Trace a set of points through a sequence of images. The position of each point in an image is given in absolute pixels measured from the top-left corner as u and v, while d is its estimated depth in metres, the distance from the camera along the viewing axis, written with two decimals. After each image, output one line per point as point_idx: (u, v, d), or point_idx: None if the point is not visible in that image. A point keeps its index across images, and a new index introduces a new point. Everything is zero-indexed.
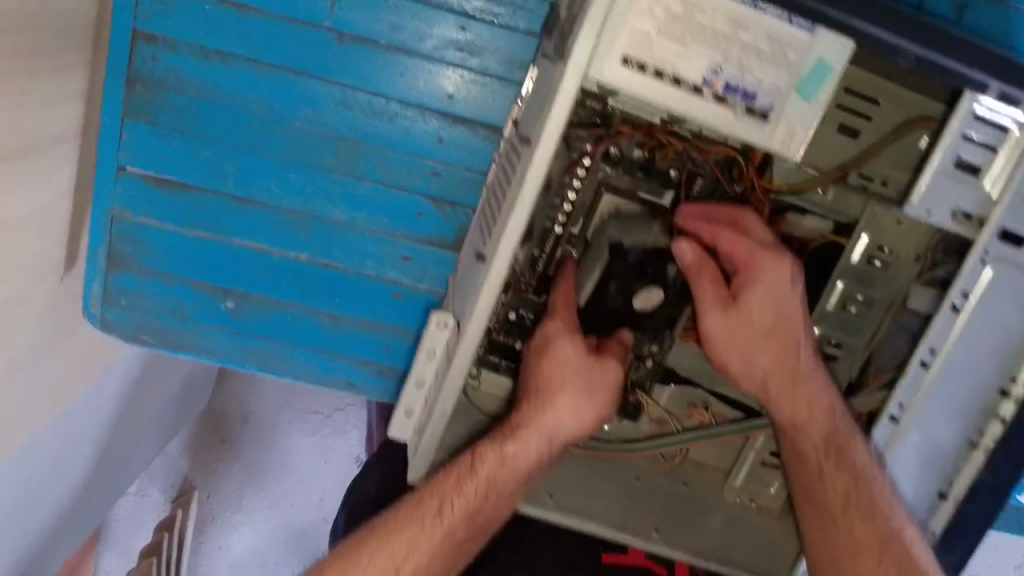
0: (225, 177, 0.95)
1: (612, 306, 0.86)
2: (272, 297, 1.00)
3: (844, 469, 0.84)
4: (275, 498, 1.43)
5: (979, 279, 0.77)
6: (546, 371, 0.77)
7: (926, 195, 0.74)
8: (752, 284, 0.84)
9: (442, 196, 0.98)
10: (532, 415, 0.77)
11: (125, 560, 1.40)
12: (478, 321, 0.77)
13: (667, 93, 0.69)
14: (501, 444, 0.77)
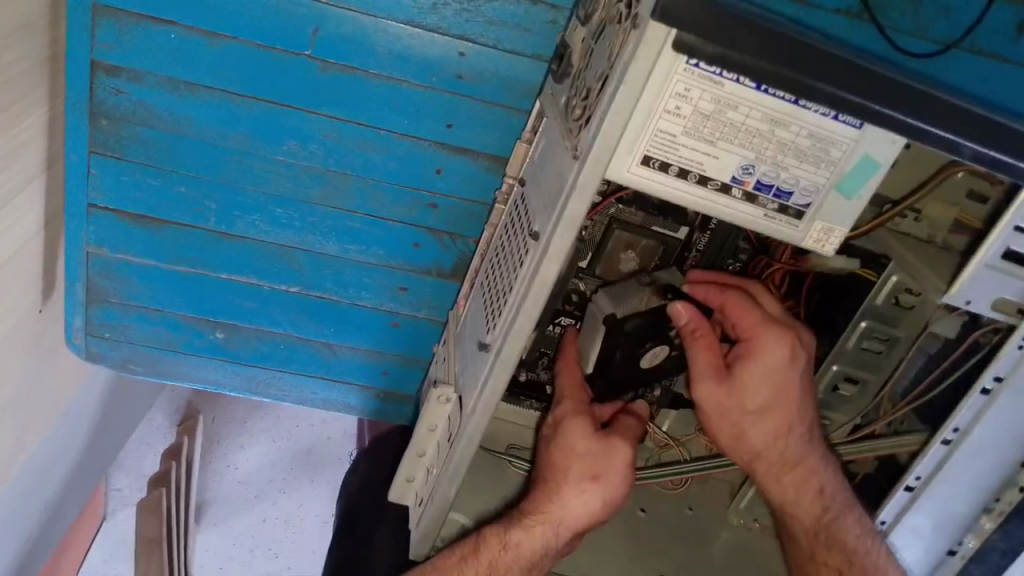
0: (206, 212, 0.88)
1: (619, 375, 0.76)
2: (263, 328, 0.96)
3: (837, 552, 0.80)
4: (280, 419, 1.37)
5: (1013, 364, 0.72)
6: (551, 461, 0.74)
7: (967, 286, 0.70)
8: (753, 356, 0.74)
9: (441, 227, 0.91)
10: (539, 503, 0.73)
11: (136, 482, 1.30)
12: (477, 422, 0.69)
13: (690, 192, 0.61)
14: (506, 529, 0.75)
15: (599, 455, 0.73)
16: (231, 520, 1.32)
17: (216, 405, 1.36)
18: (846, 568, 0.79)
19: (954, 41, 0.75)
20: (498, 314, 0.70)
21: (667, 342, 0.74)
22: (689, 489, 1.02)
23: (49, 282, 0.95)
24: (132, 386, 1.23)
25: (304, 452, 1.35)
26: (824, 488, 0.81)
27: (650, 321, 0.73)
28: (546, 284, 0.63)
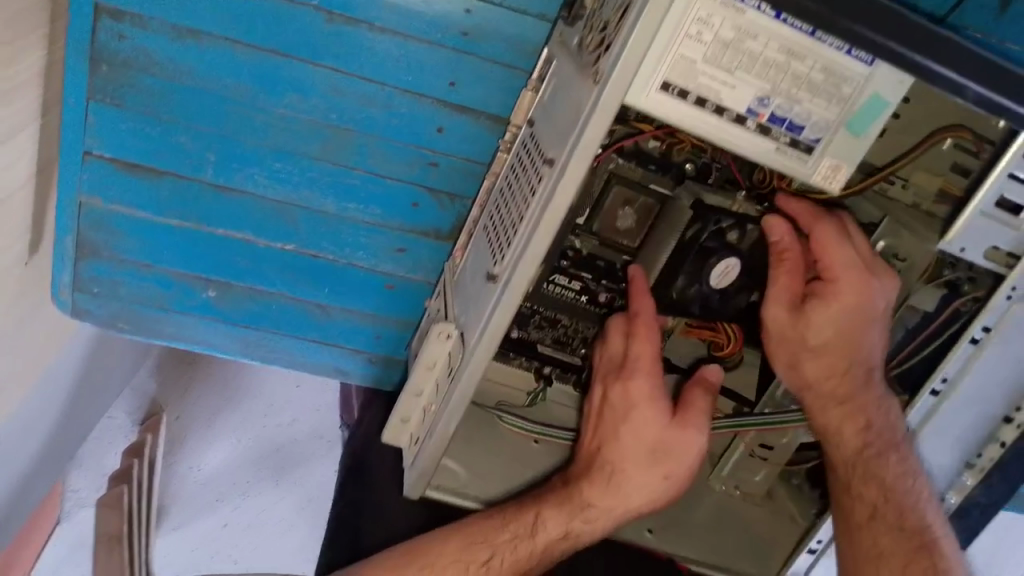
0: (204, 163, 0.87)
1: (693, 292, 0.77)
2: (256, 287, 0.94)
3: (874, 485, 0.77)
4: (249, 421, 1.33)
5: (1000, 316, 0.75)
6: (621, 450, 0.77)
7: (962, 234, 0.72)
8: (827, 300, 0.73)
9: (440, 187, 0.92)
10: (601, 495, 0.77)
11: (95, 481, 1.25)
12: (485, 346, 0.71)
13: (724, 130, 0.64)
14: (568, 517, 0.77)
15: (666, 438, 0.76)
16: (191, 523, 1.26)
17: (182, 404, 1.32)
18: (882, 504, 0.76)
19: (944, 8, 0.78)
20: (504, 245, 0.72)
21: (737, 252, 0.76)
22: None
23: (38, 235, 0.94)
24: (98, 381, 1.19)
25: (274, 450, 1.33)
26: (870, 423, 0.77)
27: (733, 223, 0.76)
28: (561, 210, 0.66)
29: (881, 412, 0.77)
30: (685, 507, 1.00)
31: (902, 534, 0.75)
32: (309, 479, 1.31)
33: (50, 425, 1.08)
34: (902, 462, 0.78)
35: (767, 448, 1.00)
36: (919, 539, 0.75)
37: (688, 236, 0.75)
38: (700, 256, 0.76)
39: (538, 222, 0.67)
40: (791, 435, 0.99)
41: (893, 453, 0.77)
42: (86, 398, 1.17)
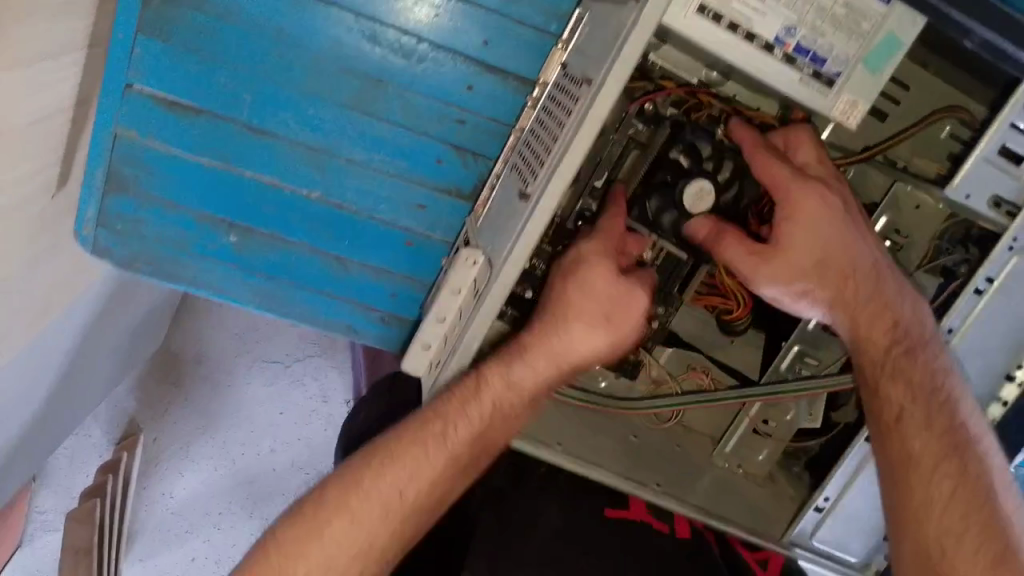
0: (240, 104, 0.90)
1: (667, 220, 0.80)
2: (279, 235, 0.96)
3: (901, 383, 0.78)
4: (223, 447, 1.58)
5: (1002, 268, 0.79)
6: (564, 297, 0.76)
7: (967, 180, 0.77)
8: (793, 214, 0.77)
9: (465, 145, 0.95)
10: (543, 338, 0.76)
11: (62, 500, 1.50)
12: (514, 262, 0.73)
13: (753, 57, 0.69)
14: (509, 366, 0.77)
15: (617, 295, 0.75)
16: (155, 556, 1.53)
17: (159, 426, 1.57)
18: (911, 401, 0.77)
19: None
20: (536, 166, 0.75)
21: (704, 173, 0.78)
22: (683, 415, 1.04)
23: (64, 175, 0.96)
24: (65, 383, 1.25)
25: (244, 481, 1.59)
26: (899, 321, 0.79)
27: (709, 144, 0.79)
28: (598, 121, 0.69)
29: (915, 321, 0.79)
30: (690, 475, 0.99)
31: (931, 434, 0.76)
32: (273, 510, 1.58)
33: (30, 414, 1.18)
34: (928, 363, 0.78)
35: (770, 425, 1.02)
36: (950, 439, 0.75)
37: (666, 160, 0.80)
38: (675, 173, 0.79)
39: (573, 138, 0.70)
40: (794, 409, 1.02)
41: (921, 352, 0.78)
42: (61, 394, 1.26)
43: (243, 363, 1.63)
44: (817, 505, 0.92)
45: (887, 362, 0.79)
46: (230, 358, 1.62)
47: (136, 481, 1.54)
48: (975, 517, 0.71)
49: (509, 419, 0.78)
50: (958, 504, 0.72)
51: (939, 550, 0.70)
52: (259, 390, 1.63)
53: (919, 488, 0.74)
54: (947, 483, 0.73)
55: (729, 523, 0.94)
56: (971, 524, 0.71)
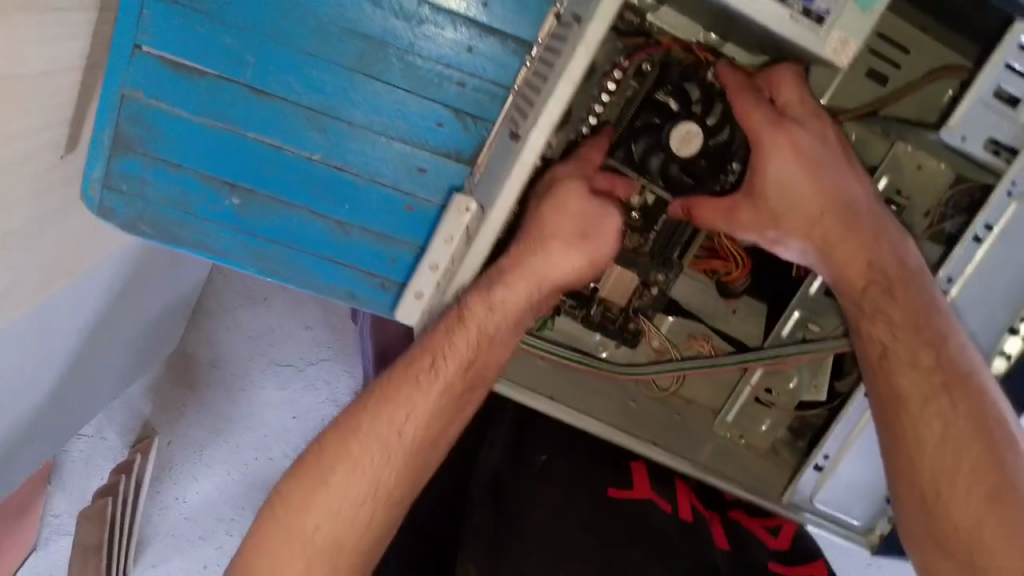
0: (244, 66, 0.91)
1: (658, 162, 0.87)
2: (280, 197, 0.98)
3: (881, 323, 0.84)
4: (235, 453, 1.66)
5: (1003, 213, 0.79)
6: (544, 221, 0.84)
7: (963, 122, 0.78)
8: (767, 158, 0.84)
9: (464, 109, 0.96)
10: (522, 259, 0.84)
11: (79, 498, 1.63)
12: (501, 206, 0.76)
13: None
14: (489, 289, 0.83)
15: (591, 215, 0.83)
16: (169, 556, 1.64)
17: (174, 430, 1.66)
18: (891, 340, 0.83)
19: None
20: (528, 105, 0.76)
21: (696, 118, 0.85)
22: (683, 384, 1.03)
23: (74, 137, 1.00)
24: (75, 375, 1.29)
25: (254, 487, 1.65)
26: (873, 260, 0.85)
27: (698, 88, 0.87)
28: (592, 45, 0.70)
29: (895, 259, 0.84)
30: (692, 436, 1.00)
31: (917, 371, 0.81)
32: None
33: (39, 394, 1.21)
34: (911, 300, 0.83)
35: (773, 395, 1.01)
36: (940, 376, 0.80)
37: (655, 100, 0.87)
38: (662, 115, 0.86)
39: (563, 70, 0.71)
40: (797, 376, 0.99)
41: (901, 288, 0.83)
42: (71, 386, 1.30)
43: (255, 366, 1.68)
44: (817, 463, 0.93)
45: (865, 300, 0.85)
46: (244, 361, 1.68)
47: (152, 484, 1.64)
48: (966, 454, 0.77)
49: (499, 345, 0.85)
50: (949, 440, 0.78)
51: (935, 488, 0.78)
52: (273, 393, 1.68)
53: (911, 428, 0.80)
54: (937, 420, 0.79)
55: (722, 478, 0.96)
56: (963, 460, 0.77)
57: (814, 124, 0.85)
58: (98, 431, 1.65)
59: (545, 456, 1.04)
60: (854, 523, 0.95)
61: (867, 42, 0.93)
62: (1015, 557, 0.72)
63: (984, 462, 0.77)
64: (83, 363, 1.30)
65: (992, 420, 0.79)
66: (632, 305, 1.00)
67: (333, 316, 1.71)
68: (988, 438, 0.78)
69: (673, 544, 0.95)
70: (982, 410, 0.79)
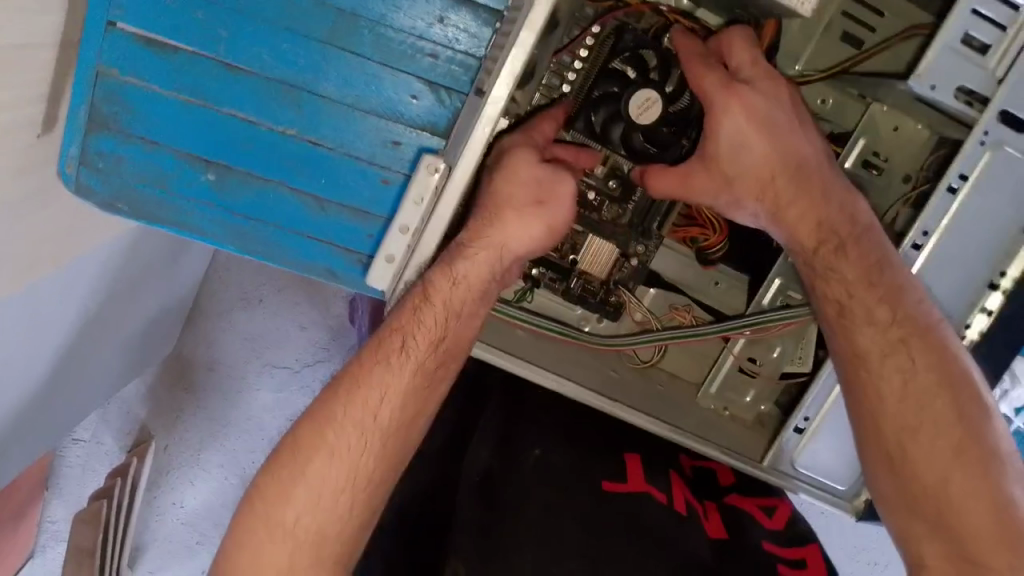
0: (217, 40, 0.92)
1: (620, 130, 0.89)
2: (256, 173, 0.98)
3: (835, 282, 0.84)
4: (234, 457, 1.65)
5: (976, 162, 0.79)
6: (499, 190, 0.82)
7: (931, 70, 0.78)
8: (729, 113, 0.82)
9: (437, 81, 0.95)
10: (480, 232, 0.82)
11: (74, 504, 1.62)
12: (465, 164, 0.76)
13: None
14: (449, 265, 0.81)
15: (545, 180, 0.82)
16: (166, 562, 1.63)
17: (170, 434, 1.65)
18: (846, 299, 0.84)
19: None
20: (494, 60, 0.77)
21: (654, 85, 0.86)
22: (666, 355, 1.03)
23: (53, 119, 1.01)
24: (65, 367, 1.29)
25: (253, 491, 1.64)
26: (823, 221, 0.84)
27: (655, 56, 0.89)
28: None
29: (845, 217, 0.84)
30: (677, 403, 0.99)
31: (875, 327, 0.82)
32: None
33: (27, 388, 1.20)
34: (864, 256, 0.83)
35: (755, 364, 1.00)
36: (897, 331, 0.82)
37: (613, 69, 0.89)
38: (621, 84, 0.88)
39: (523, 21, 0.72)
40: (780, 346, 0.99)
41: (854, 245, 0.83)
42: (60, 379, 1.29)
43: (252, 369, 1.67)
44: (796, 426, 0.91)
45: (818, 260, 0.85)
46: (241, 364, 1.67)
47: (148, 490, 1.63)
48: (928, 410, 0.80)
49: (466, 319, 0.83)
50: (910, 397, 0.81)
51: (899, 448, 0.80)
52: (270, 396, 1.67)
53: (872, 386, 0.82)
54: (897, 377, 0.81)
55: (707, 442, 0.94)
56: (925, 417, 0.80)
57: (765, 84, 0.84)
58: (94, 436, 1.63)
59: (539, 450, 1.01)
60: (838, 489, 0.93)
61: (836, 5, 0.92)
62: (981, 512, 0.76)
63: (946, 418, 0.79)
64: (75, 353, 1.29)
65: (951, 371, 0.81)
66: (612, 276, 0.99)
67: (328, 318, 1.69)
68: (947, 390, 0.80)
69: (669, 535, 0.93)
70: (941, 362, 0.81)
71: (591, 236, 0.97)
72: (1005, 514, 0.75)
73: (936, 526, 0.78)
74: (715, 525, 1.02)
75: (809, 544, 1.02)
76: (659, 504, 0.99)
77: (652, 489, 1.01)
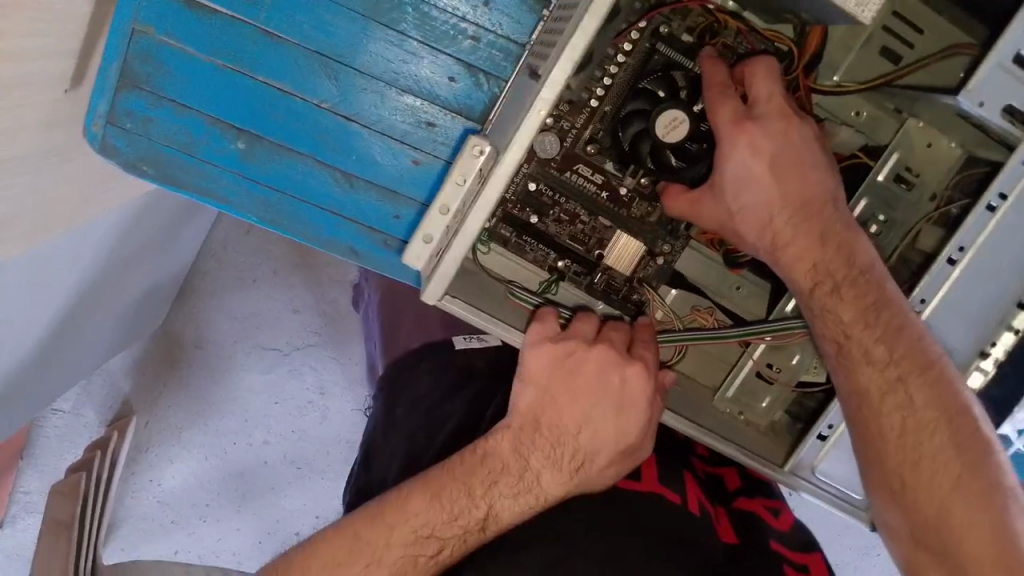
0: (258, 6, 0.91)
1: (649, 145, 0.88)
2: (287, 145, 0.97)
3: (831, 322, 0.87)
4: (216, 438, 1.62)
5: (1015, 180, 0.81)
6: (572, 411, 0.92)
7: (981, 86, 0.78)
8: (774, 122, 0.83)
9: (477, 66, 0.94)
10: (562, 431, 0.92)
11: (50, 475, 1.59)
12: (517, 145, 0.74)
13: None
14: (529, 454, 0.92)
15: (621, 364, 0.91)
16: (143, 539, 1.60)
17: (152, 411, 1.62)
18: (845, 339, 0.86)
19: None
20: (551, 46, 0.77)
21: (682, 104, 0.86)
22: (684, 358, 1.02)
23: (81, 75, 0.99)
24: (58, 336, 1.26)
25: (233, 473, 1.62)
26: (818, 264, 0.86)
27: (684, 77, 0.90)
28: None
29: (841, 259, 0.85)
30: (695, 405, 1.00)
31: (873, 366, 0.85)
32: (266, 511, 1.61)
33: (21, 354, 1.18)
34: (860, 299, 0.85)
35: (773, 371, 0.99)
36: (895, 370, 0.84)
37: (641, 86, 0.89)
38: (651, 102, 0.88)
39: (586, 8, 0.71)
40: (800, 354, 0.98)
41: (847, 288, 0.85)
42: (52, 348, 1.27)
43: (240, 349, 1.62)
44: (819, 433, 0.93)
45: (813, 301, 0.87)
46: (230, 343, 1.62)
47: (126, 466, 1.61)
48: (927, 445, 0.81)
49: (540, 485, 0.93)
50: (909, 433, 0.83)
51: (900, 481, 0.83)
52: (258, 378, 1.62)
53: (874, 422, 0.84)
54: (896, 415, 0.83)
55: (731, 444, 0.95)
56: (925, 452, 0.82)
57: (776, 126, 0.84)
58: (74, 408, 1.60)
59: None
60: (854, 497, 0.94)
61: (879, 19, 0.92)
62: (982, 543, 0.76)
63: (945, 453, 0.81)
64: (70, 322, 1.27)
65: (952, 406, 0.82)
66: (636, 274, 0.99)
67: (322, 302, 1.64)
68: (946, 425, 0.81)
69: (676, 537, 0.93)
70: (942, 398, 0.82)
71: (619, 232, 0.96)
72: (1006, 544, 0.75)
73: (940, 558, 0.79)
74: (726, 531, 1.01)
75: (814, 552, 1.02)
76: (670, 504, 0.97)
77: (664, 489, 1.00)
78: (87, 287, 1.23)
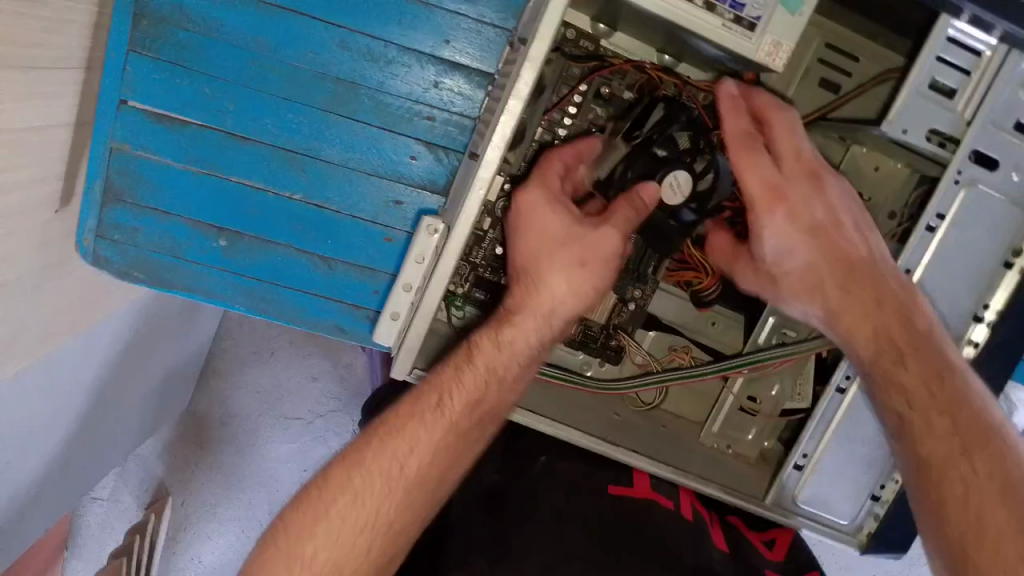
0: (223, 113, 0.97)
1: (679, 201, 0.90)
2: (264, 237, 1.02)
3: (897, 393, 0.82)
4: (248, 511, 1.65)
5: (953, 199, 0.86)
6: (538, 252, 0.85)
7: (901, 113, 0.84)
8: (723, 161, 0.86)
9: (436, 142, 0.99)
10: (526, 296, 0.85)
11: (94, 563, 1.64)
12: (466, 218, 0.80)
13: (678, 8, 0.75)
14: (497, 331, 0.86)
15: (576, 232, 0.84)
16: None
17: (187, 491, 1.66)
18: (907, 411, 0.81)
19: None
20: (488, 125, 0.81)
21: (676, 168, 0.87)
22: (667, 397, 1.08)
23: (69, 191, 1.07)
24: (87, 430, 1.31)
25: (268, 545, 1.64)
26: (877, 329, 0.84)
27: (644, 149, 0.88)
28: (539, 60, 0.74)
29: None
30: (676, 445, 1.01)
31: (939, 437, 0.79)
32: None
33: (52, 453, 1.23)
34: (926, 369, 0.81)
35: (755, 403, 1.04)
36: (959, 442, 0.78)
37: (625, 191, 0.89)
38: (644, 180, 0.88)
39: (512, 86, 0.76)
40: (779, 383, 1.03)
41: (912, 359, 0.82)
42: (83, 441, 1.32)
43: (265, 422, 1.66)
44: (796, 462, 0.95)
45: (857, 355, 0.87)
46: (255, 417, 1.67)
47: (167, 547, 1.65)
48: (991, 517, 0.72)
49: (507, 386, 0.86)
50: (972, 506, 0.74)
51: (961, 550, 0.73)
52: (284, 448, 1.66)
53: (930, 487, 0.78)
54: (960, 484, 0.76)
55: (709, 482, 0.96)
56: (989, 524, 0.72)
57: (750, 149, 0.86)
58: (112, 495, 1.66)
59: (545, 456, 1.05)
60: (842, 524, 0.97)
61: (812, 53, 0.96)
62: None
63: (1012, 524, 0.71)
64: (98, 414, 1.32)
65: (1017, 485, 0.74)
66: (611, 320, 1.02)
67: (339, 367, 1.68)
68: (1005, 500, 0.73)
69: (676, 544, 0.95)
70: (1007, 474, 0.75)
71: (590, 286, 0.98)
72: None
73: None
74: (717, 538, 1.02)
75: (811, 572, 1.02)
76: (661, 508, 1.00)
77: (655, 494, 1.03)
78: (105, 381, 1.29)
